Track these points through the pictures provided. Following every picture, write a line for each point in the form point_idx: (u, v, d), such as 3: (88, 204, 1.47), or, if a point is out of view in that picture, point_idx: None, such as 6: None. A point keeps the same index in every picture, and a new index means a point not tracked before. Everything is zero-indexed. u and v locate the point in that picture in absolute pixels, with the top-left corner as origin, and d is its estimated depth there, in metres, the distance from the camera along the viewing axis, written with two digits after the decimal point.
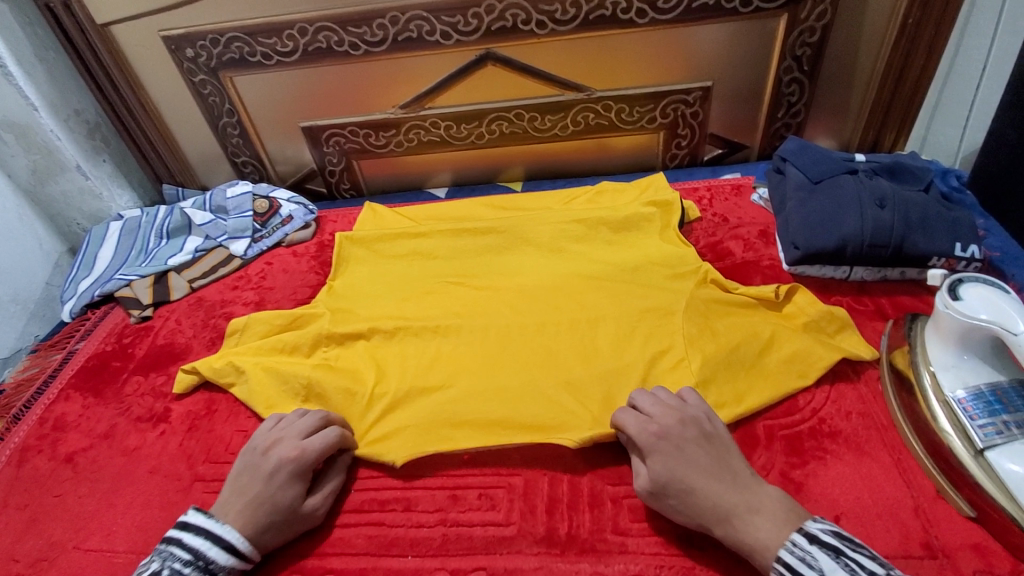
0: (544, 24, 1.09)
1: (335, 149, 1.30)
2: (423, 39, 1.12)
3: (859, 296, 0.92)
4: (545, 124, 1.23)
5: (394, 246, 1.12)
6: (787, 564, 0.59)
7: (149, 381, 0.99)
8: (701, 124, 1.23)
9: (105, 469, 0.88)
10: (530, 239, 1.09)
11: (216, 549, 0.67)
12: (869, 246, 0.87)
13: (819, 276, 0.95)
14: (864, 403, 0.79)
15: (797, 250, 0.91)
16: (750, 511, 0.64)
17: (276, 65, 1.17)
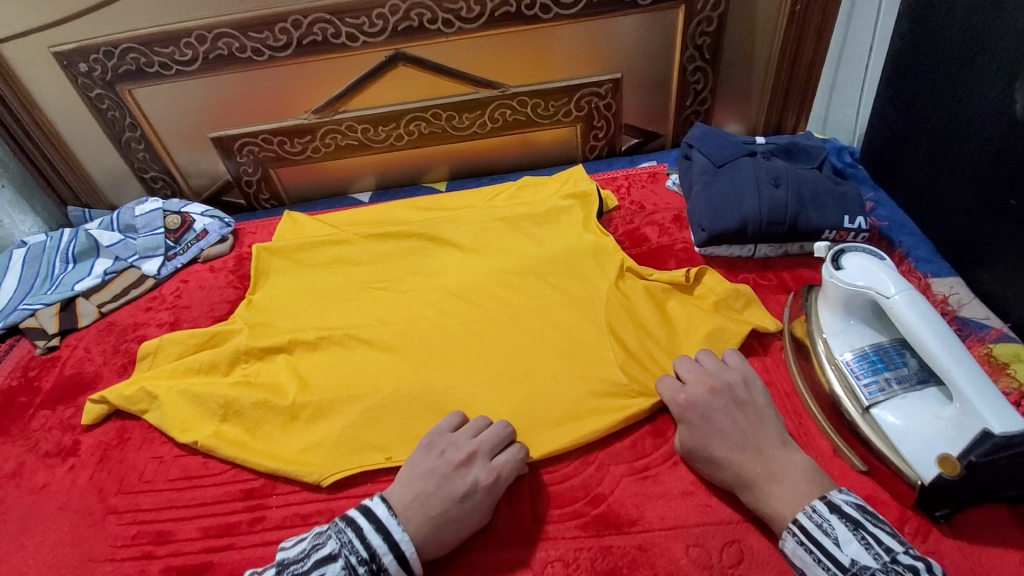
0: (450, 23, 1.09)
1: (249, 158, 1.26)
2: (329, 42, 1.10)
3: (763, 271, 0.96)
4: (463, 122, 1.24)
5: (315, 255, 1.10)
6: (802, 529, 0.62)
7: (57, 415, 0.94)
8: (615, 115, 1.26)
9: (8, 512, 0.83)
10: (452, 239, 1.09)
11: (393, 556, 0.65)
12: (767, 224, 0.91)
13: (728, 255, 0.98)
14: (768, 373, 0.84)
15: (704, 232, 0.95)
16: (772, 481, 0.67)
17: (177, 75, 1.13)
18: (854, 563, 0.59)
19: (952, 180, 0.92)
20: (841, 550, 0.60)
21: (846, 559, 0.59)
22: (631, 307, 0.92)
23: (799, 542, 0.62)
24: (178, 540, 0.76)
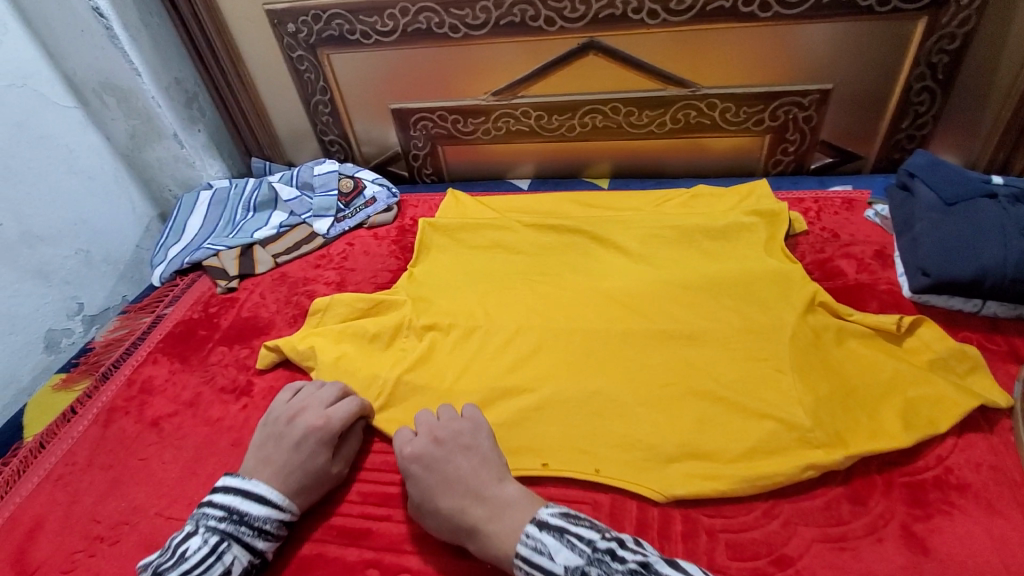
0: (655, 14, 1.03)
1: (421, 133, 1.28)
2: (526, 25, 1.07)
3: (992, 333, 0.83)
4: (638, 119, 1.17)
5: (477, 238, 1.10)
6: (523, 557, 0.60)
7: (233, 353, 1.01)
8: (811, 130, 1.14)
9: (188, 437, 0.90)
10: (617, 243, 1.04)
11: (253, 506, 0.69)
12: (1011, 279, 0.77)
13: (946, 306, 0.86)
14: (995, 455, 0.70)
15: (927, 277, 0.83)
16: (498, 510, 0.65)
17: (374, 44, 1.16)
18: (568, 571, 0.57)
19: None
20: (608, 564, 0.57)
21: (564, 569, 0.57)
22: (825, 349, 0.82)
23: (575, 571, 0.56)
24: (337, 499, 0.79)
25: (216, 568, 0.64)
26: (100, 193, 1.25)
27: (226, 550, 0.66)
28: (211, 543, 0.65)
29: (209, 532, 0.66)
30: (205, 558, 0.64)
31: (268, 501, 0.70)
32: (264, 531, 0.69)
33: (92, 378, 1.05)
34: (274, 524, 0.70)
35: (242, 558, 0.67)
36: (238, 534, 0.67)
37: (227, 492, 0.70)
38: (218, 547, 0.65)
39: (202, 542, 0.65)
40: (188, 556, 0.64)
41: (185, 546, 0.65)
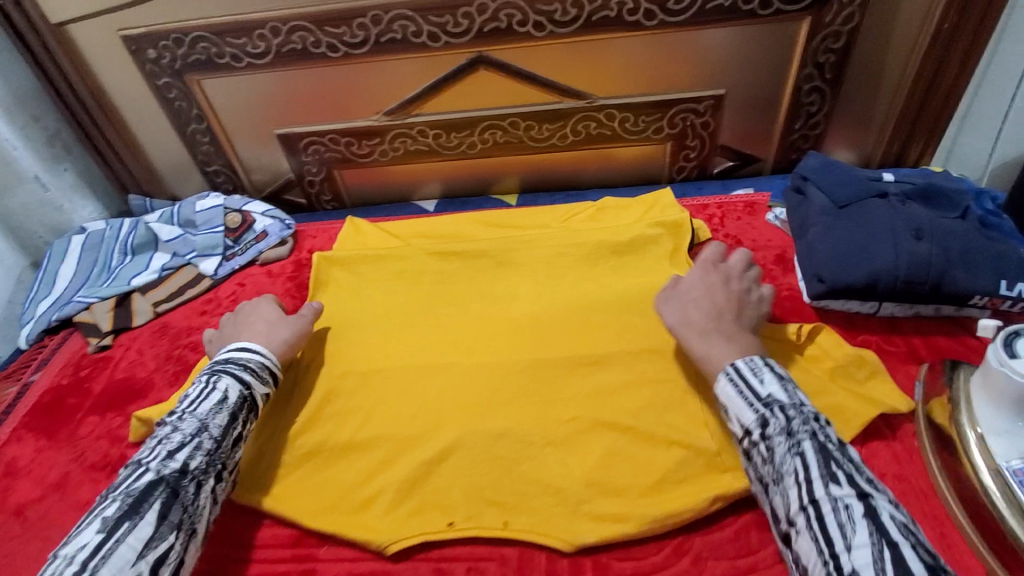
0: (541, 26, 0.99)
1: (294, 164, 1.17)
2: (409, 41, 1.01)
3: (889, 335, 0.83)
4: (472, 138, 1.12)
5: (376, 270, 1.02)
6: (736, 374, 0.65)
7: (106, 423, 0.89)
8: (710, 134, 1.14)
9: (56, 528, 0.77)
10: (520, 264, 0.99)
11: (242, 352, 0.77)
12: (904, 282, 0.78)
13: (844, 310, 0.86)
14: (899, 464, 0.70)
15: (822, 283, 0.82)
16: (723, 338, 0.71)
17: (247, 68, 1.07)
18: (770, 401, 0.61)
19: None
20: (762, 390, 0.62)
21: (767, 397, 0.62)
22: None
23: (738, 395, 0.63)
24: None
25: (211, 397, 0.70)
26: None
27: (219, 381, 0.72)
28: (205, 381, 0.72)
29: (201, 377, 0.73)
30: (201, 390, 0.71)
31: (252, 349, 0.78)
32: (251, 368, 0.75)
33: None
34: (259, 365, 0.76)
35: (235, 388, 0.72)
36: (227, 369, 0.74)
37: (228, 352, 0.78)
38: (209, 381, 0.72)
39: (204, 381, 0.72)
40: (191, 393, 0.71)
41: (189, 392, 0.71)
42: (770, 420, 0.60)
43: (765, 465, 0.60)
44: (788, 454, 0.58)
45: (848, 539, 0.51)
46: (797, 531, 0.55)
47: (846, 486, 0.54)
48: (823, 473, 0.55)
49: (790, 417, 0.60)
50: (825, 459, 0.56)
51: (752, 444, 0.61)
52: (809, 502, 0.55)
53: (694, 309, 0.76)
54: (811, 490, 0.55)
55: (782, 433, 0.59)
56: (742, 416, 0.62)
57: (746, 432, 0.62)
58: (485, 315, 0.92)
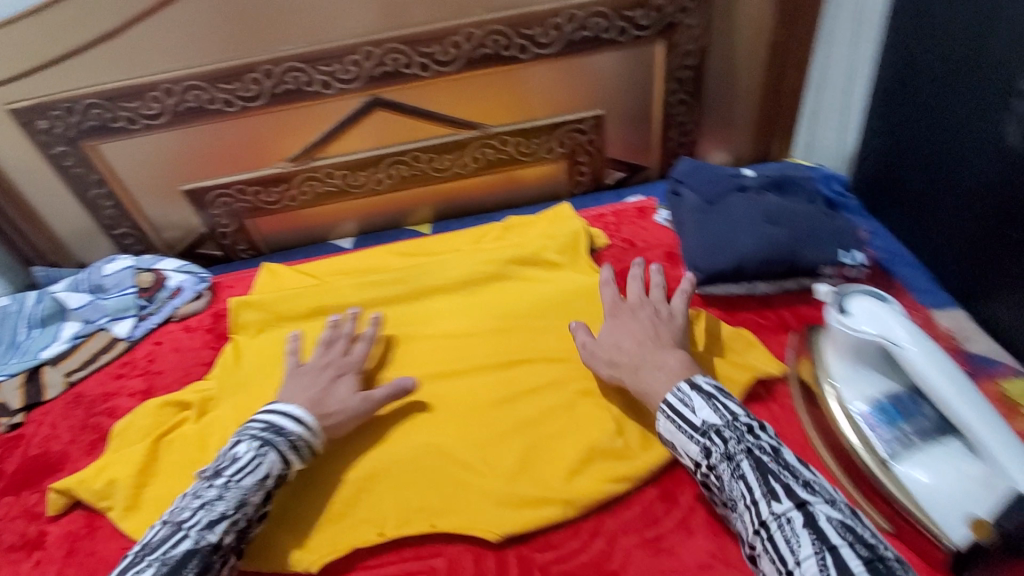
0: (426, 67, 1.07)
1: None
2: (303, 90, 1.07)
3: (762, 313, 0.93)
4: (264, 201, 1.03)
5: (295, 306, 1.01)
6: (669, 405, 0.68)
7: (20, 502, 0.87)
8: (595, 149, 1.23)
9: None
10: (441, 286, 1.02)
11: (283, 419, 0.74)
12: (763, 262, 0.91)
13: (725, 294, 0.95)
14: (777, 423, 0.79)
15: (700, 273, 0.93)
16: (654, 369, 0.73)
17: (144, 129, 1.08)
18: (706, 428, 0.64)
19: (948, 225, 0.94)
20: (695, 415, 0.66)
21: (704, 424, 0.65)
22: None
23: (671, 421, 0.67)
24: None
25: (258, 471, 0.69)
26: None
27: (267, 453, 0.70)
28: (254, 449, 0.70)
29: (251, 438, 0.71)
30: (252, 459, 0.69)
31: (301, 420, 0.74)
32: (296, 445, 0.73)
33: None
34: (304, 443, 0.74)
35: (277, 466, 0.71)
36: (274, 442, 0.71)
37: (274, 413, 0.75)
38: (260, 450, 0.70)
39: (248, 447, 0.70)
40: (239, 456, 0.70)
41: (234, 451, 0.70)
42: (711, 450, 0.63)
43: (719, 490, 0.63)
44: (734, 481, 0.61)
45: (802, 556, 0.54)
46: (761, 556, 0.57)
47: (786, 500, 0.57)
48: (766, 493, 0.58)
49: (736, 439, 0.63)
50: (765, 477, 0.59)
51: (704, 475, 0.65)
52: (761, 523, 0.58)
53: (619, 350, 0.78)
54: (760, 511, 0.58)
55: (722, 460, 0.62)
56: (686, 447, 0.66)
57: (694, 463, 0.65)
58: (404, 339, 0.96)
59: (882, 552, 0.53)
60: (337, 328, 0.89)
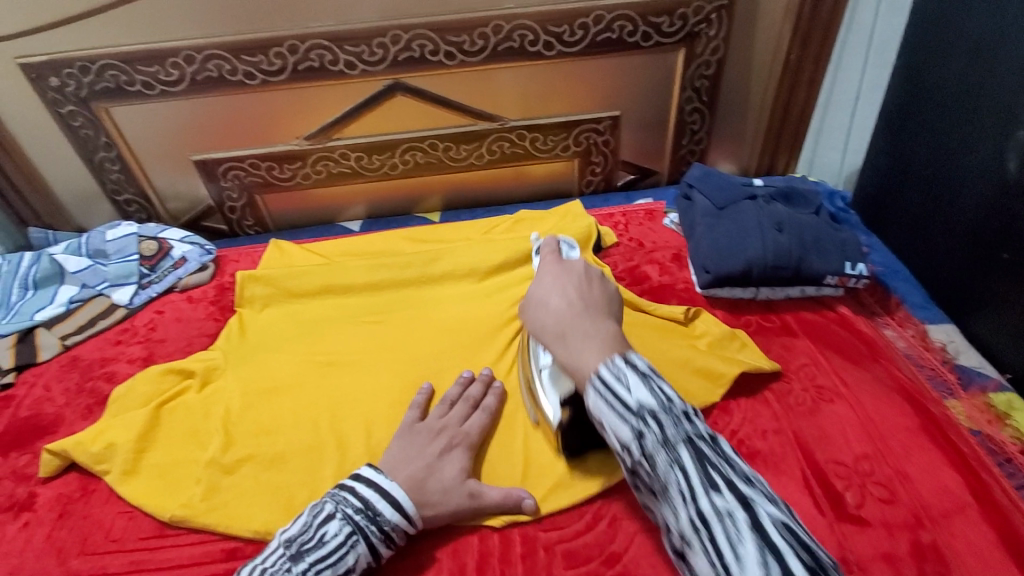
0: (648, 37, 0.98)
1: (234, 183, 1.06)
2: (525, 51, 0.96)
3: (971, 396, 0.76)
4: (461, 154, 1.07)
5: (440, 233, 1.04)
6: (600, 380, 0.49)
7: (132, 316, 0.92)
8: (796, 142, 1.11)
9: (63, 391, 0.81)
10: (583, 247, 0.97)
11: (390, 508, 0.58)
12: (778, 270, 0.83)
13: (731, 296, 0.89)
14: (943, 498, 0.65)
15: (708, 274, 0.86)
16: (586, 336, 0.54)
17: (360, 76, 0.95)
18: (642, 409, 0.47)
19: None
20: (630, 395, 0.48)
21: (638, 407, 0.47)
22: (748, 387, 0.77)
23: (597, 395, 0.49)
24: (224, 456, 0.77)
25: (340, 565, 0.55)
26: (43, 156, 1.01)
27: (355, 545, 0.56)
28: (345, 533, 0.56)
29: (344, 520, 0.57)
30: (337, 547, 0.55)
31: (402, 509, 0.59)
32: (389, 539, 0.58)
33: None
34: (399, 534, 0.59)
35: (365, 559, 0.57)
36: (368, 532, 0.57)
37: (371, 487, 0.59)
38: (349, 539, 0.56)
39: (339, 530, 0.56)
40: (326, 541, 0.55)
41: (323, 530, 0.56)
42: (644, 434, 0.46)
43: (648, 479, 0.47)
44: (668, 467, 0.45)
45: (635, 389, 0.48)
46: (692, 553, 0.44)
47: (729, 494, 0.43)
48: (705, 484, 0.44)
49: (662, 424, 0.46)
50: (703, 468, 0.45)
51: (630, 461, 0.48)
52: (699, 521, 0.43)
53: (546, 309, 0.60)
54: (698, 507, 0.44)
55: (656, 446, 0.46)
56: (615, 429, 0.48)
57: (621, 447, 0.48)
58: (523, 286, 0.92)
59: (823, 557, 0.41)
60: (465, 391, 0.71)
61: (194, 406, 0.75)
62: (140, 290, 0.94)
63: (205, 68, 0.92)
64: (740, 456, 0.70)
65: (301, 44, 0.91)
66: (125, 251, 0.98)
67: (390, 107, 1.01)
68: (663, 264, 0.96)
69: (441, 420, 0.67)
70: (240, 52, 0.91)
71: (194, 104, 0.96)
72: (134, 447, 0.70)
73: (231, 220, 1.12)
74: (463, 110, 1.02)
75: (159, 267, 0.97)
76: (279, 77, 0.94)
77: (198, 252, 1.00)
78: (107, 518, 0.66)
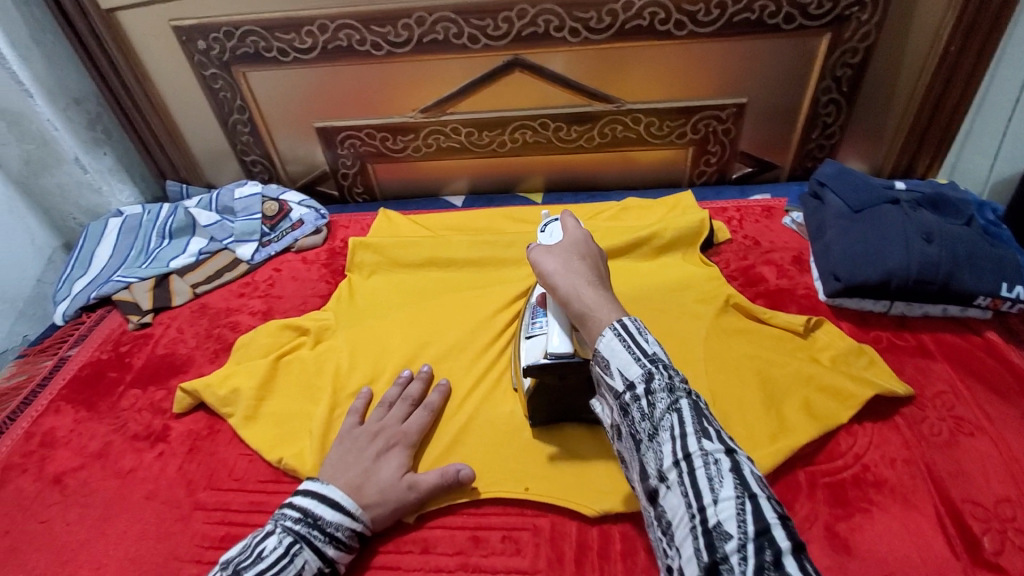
0: (791, 19, 0.90)
1: (350, 151, 1.10)
2: (654, 30, 0.92)
3: None
4: (571, 135, 1.05)
5: (544, 215, 1.02)
6: (621, 326, 0.51)
7: (252, 272, 0.98)
8: (943, 145, 0.99)
9: (193, 334, 0.88)
10: (694, 240, 0.92)
11: (328, 509, 0.58)
12: (919, 283, 0.76)
13: (858, 308, 0.82)
14: None
15: (837, 282, 0.79)
16: (588, 302, 0.55)
17: (482, 50, 0.95)
18: (657, 357, 0.49)
19: None
20: (648, 342, 0.49)
21: (654, 354, 0.49)
22: (873, 409, 0.71)
23: (618, 336, 0.50)
24: None
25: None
26: (185, 115, 1.09)
27: (298, 553, 0.55)
28: (286, 544, 0.55)
29: (284, 532, 0.56)
30: (278, 560, 0.54)
31: (342, 509, 0.59)
32: (336, 540, 0.58)
33: (105, 263, 0.99)
34: (346, 536, 0.58)
35: (313, 565, 0.56)
36: (311, 538, 0.56)
37: (306, 495, 0.59)
38: (290, 549, 0.55)
39: (277, 542, 0.55)
40: (265, 555, 0.54)
41: (261, 546, 0.55)
42: (654, 376, 0.48)
43: (639, 420, 0.47)
44: (666, 414, 0.46)
45: (651, 337, 0.50)
46: (666, 492, 0.44)
47: (719, 442, 0.44)
48: (697, 432, 0.45)
49: (668, 373, 0.48)
50: (699, 417, 0.46)
51: (629, 403, 0.48)
52: (682, 456, 0.44)
53: (552, 259, 0.60)
54: (683, 445, 0.44)
55: (662, 389, 0.47)
56: (626, 368, 0.49)
57: (624, 387, 0.49)
58: (628, 276, 0.89)
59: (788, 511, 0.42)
60: (405, 390, 0.71)
61: (307, 361, 0.79)
62: (260, 247, 1.00)
63: (336, 38, 0.95)
64: (864, 483, 0.64)
65: (429, 16, 0.92)
66: (250, 210, 1.04)
67: (507, 83, 0.99)
68: (781, 266, 0.90)
69: (380, 422, 0.68)
70: (370, 23, 0.93)
71: (323, 73, 1.00)
72: (254, 394, 0.75)
73: (343, 187, 1.16)
74: (580, 89, 0.99)
75: (279, 227, 1.03)
76: (404, 49, 0.95)
77: (314, 217, 1.04)
78: (230, 459, 0.71)
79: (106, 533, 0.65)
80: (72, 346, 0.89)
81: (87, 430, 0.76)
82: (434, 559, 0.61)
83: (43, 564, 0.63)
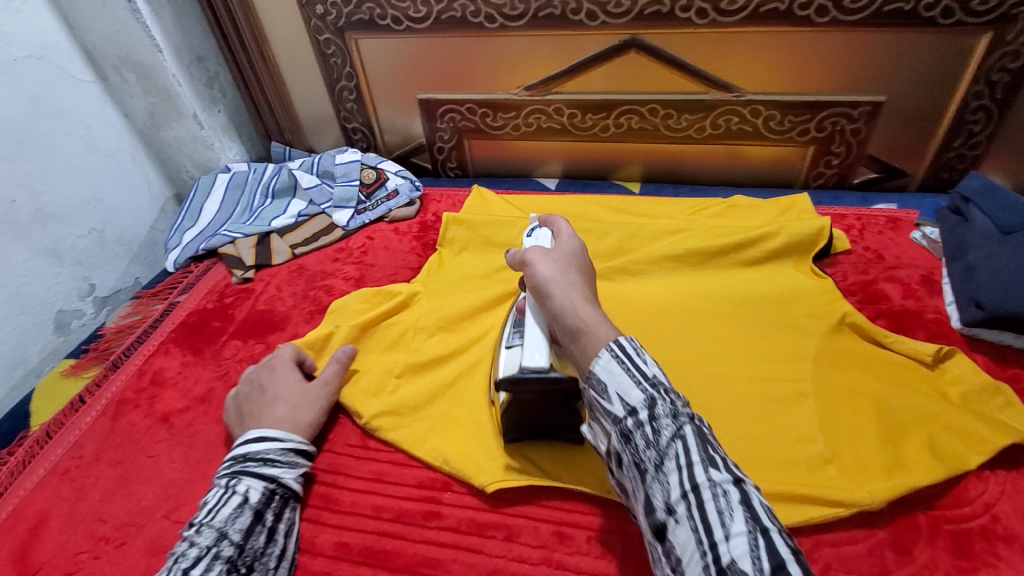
0: (951, 12, 0.80)
1: (449, 125, 1.09)
2: (791, 14, 0.84)
3: None
4: (681, 124, 0.99)
5: (643, 207, 0.98)
6: (621, 346, 0.46)
7: (347, 238, 1.00)
8: None
9: (291, 293, 0.90)
10: (811, 247, 0.85)
11: (252, 446, 0.61)
12: None
13: (998, 341, 0.73)
14: None
15: (979, 309, 0.71)
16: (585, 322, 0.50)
17: (599, 28, 0.90)
18: (658, 380, 0.45)
19: None
20: (648, 364, 0.45)
21: (655, 377, 0.45)
22: (1011, 457, 0.63)
23: (614, 357, 0.46)
24: None
25: (232, 502, 0.56)
26: (294, 79, 1.11)
27: (239, 483, 0.57)
28: (223, 485, 0.57)
29: (217, 482, 0.58)
30: (220, 498, 0.56)
31: (261, 439, 0.62)
32: (270, 461, 0.61)
33: (213, 215, 1.04)
34: (279, 455, 0.62)
35: (260, 486, 0.58)
36: (246, 468, 0.59)
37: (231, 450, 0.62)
38: (229, 484, 0.57)
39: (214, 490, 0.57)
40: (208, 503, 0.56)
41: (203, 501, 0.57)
42: (656, 401, 0.44)
43: (642, 449, 0.43)
44: (670, 441, 0.42)
45: (649, 360, 0.45)
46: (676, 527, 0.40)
47: (726, 471, 0.40)
48: (704, 460, 0.41)
49: (671, 400, 0.44)
50: (704, 444, 0.42)
51: (629, 431, 0.44)
52: (690, 488, 0.40)
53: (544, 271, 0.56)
54: (692, 476, 0.40)
55: (666, 414, 0.43)
56: (625, 392, 0.45)
57: (625, 413, 0.44)
58: (731, 279, 0.83)
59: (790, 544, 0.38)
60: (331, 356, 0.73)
61: (399, 331, 0.80)
62: (356, 214, 1.02)
63: (451, 8, 0.93)
64: (994, 536, 0.57)
65: None
66: (349, 176, 1.05)
67: (620, 64, 0.95)
68: (907, 285, 0.82)
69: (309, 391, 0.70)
70: None
71: (432, 44, 0.99)
72: None
73: (437, 161, 1.16)
74: (697, 75, 0.93)
75: (375, 196, 1.04)
76: (518, 23, 0.92)
77: (409, 188, 1.05)
78: None
79: (206, 474, 0.68)
80: (181, 293, 0.94)
81: (192, 374, 0.80)
82: (515, 548, 0.60)
83: (150, 495, 0.67)
